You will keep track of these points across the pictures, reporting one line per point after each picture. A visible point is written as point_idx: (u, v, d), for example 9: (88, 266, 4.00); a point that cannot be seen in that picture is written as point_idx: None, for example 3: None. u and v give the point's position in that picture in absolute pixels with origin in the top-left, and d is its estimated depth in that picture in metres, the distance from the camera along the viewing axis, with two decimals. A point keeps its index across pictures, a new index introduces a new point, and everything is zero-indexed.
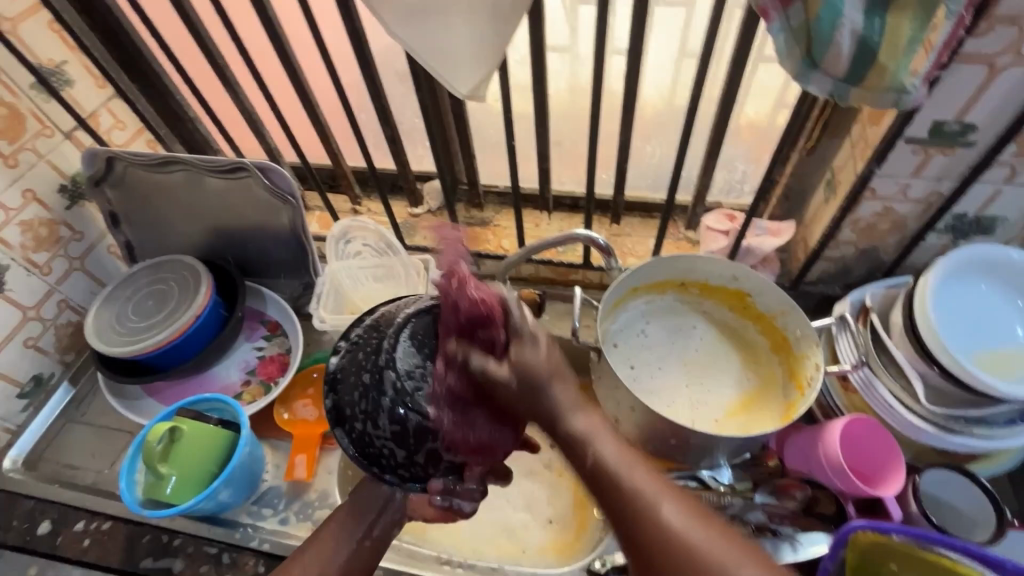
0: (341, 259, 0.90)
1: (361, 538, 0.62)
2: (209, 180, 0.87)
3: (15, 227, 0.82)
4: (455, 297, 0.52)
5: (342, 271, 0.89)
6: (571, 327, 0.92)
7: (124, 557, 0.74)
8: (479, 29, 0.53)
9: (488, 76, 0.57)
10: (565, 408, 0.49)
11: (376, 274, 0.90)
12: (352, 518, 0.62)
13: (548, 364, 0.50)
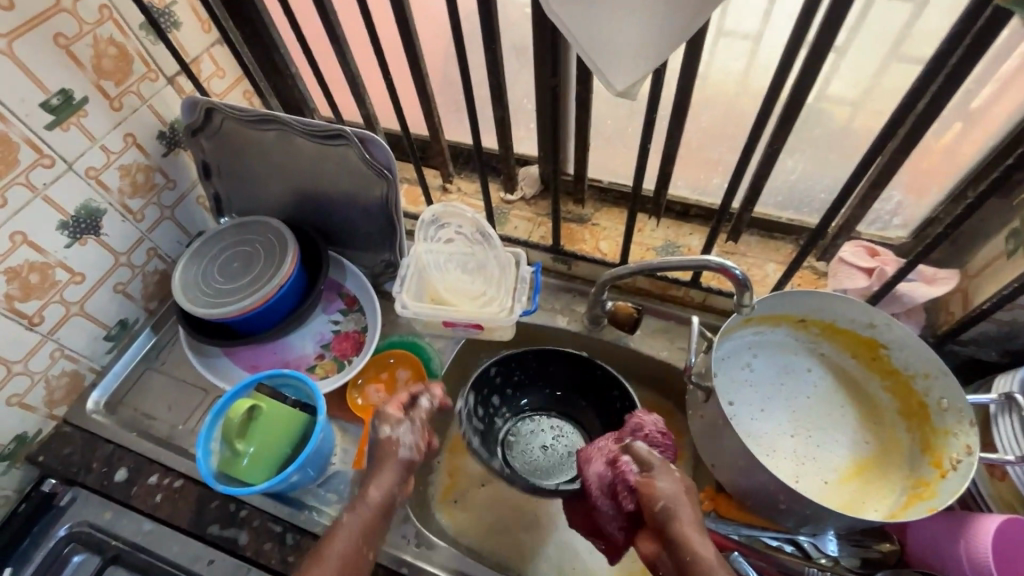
0: (431, 243, 0.85)
1: (365, 550, 0.59)
2: (306, 145, 0.83)
3: (115, 171, 0.81)
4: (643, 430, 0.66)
5: (430, 253, 0.84)
6: (665, 347, 0.84)
7: (193, 518, 0.74)
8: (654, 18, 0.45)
9: (649, 75, 0.48)
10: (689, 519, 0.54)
11: (466, 263, 0.85)
12: (356, 519, 0.60)
13: (682, 488, 0.56)
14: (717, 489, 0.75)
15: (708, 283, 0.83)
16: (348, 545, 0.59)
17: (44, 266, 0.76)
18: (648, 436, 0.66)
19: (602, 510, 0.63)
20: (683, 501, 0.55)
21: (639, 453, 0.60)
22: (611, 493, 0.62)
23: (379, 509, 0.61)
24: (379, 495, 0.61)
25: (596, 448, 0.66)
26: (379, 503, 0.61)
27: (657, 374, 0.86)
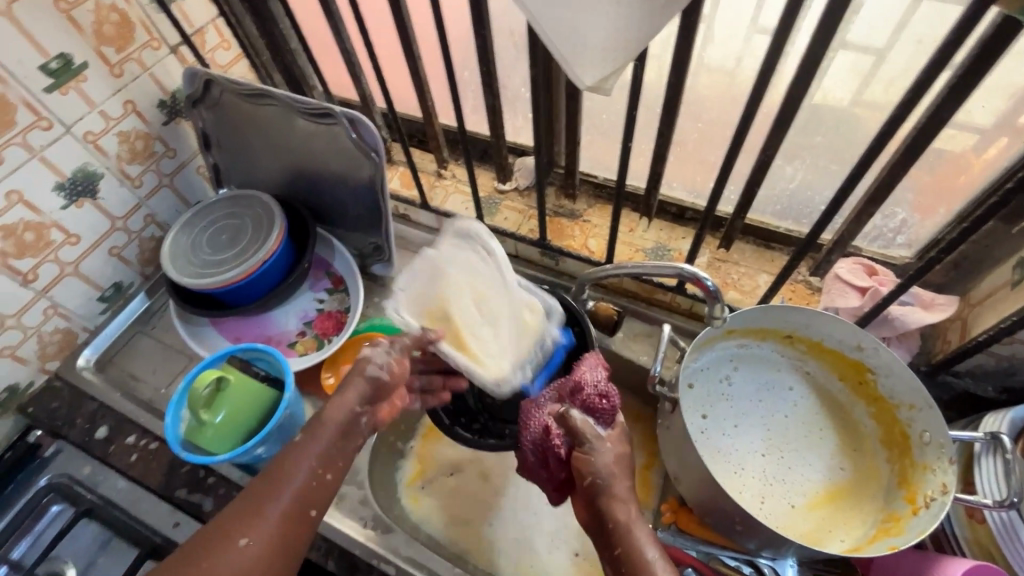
0: (459, 252, 0.71)
1: (323, 471, 0.57)
2: (299, 122, 0.83)
3: (113, 137, 0.83)
4: (583, 390, 0.61)
5: (453, 262, 0.70)
6: (645, 351, 0.82)
7: (163, 481, 0.76)
8: (625, 10, 0.42)
9: (622, 68, 0.46)
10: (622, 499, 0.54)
11: (489, 293, 0.69)
12: (308, 450, 0.57)
13: (614, 466, 0.56)
14: (682, 503, 0.74)
15: (695, 290, 0.81)
16: (307, 460, 0.57)
17: (39, 226, 0.78)
18: (585, 399, 0.60)
19: (533, 469, 0.64)
20: (615, 474, 0.55)
21: (573, 425, 0.58)
22: (544, 455, 0.62)
23: (340, 427, 0.59)
24: (338, 419, 0.59)
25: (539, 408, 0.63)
26: (342, 422, 0.59)
27: (635, 379, 0.84)
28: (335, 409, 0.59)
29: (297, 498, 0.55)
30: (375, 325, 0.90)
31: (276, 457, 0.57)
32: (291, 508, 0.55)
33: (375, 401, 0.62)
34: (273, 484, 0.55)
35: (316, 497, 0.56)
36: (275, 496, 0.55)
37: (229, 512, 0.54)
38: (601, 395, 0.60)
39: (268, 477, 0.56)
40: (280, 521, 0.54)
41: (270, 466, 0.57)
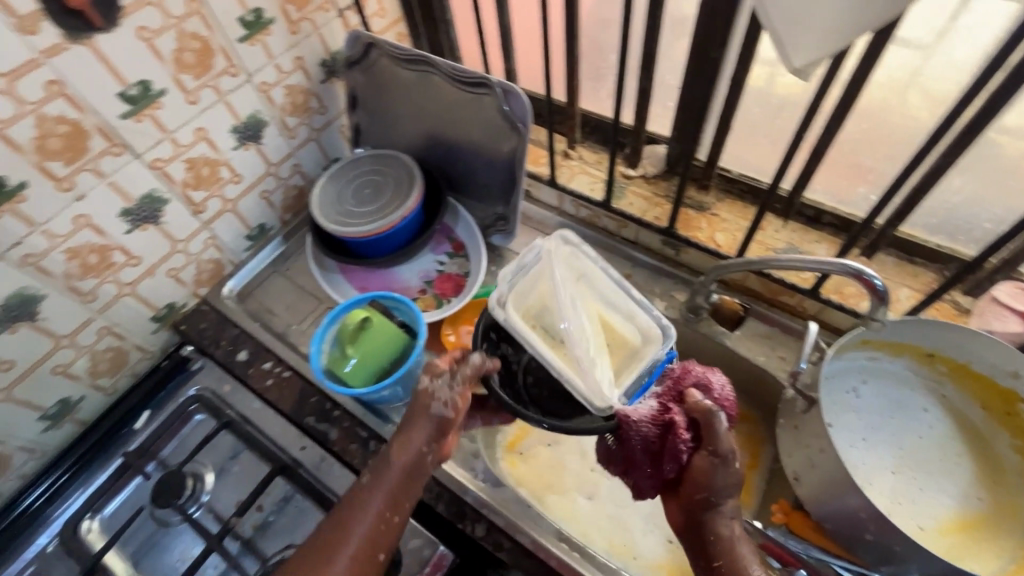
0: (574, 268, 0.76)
1: (389, 513, 0.61)
2: (449, 91, 0.87)
3: (281, 89, 0.90)
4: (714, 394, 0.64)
5: (564, 266, 0.76)
6: (765, 351, 0.81)
7: (294, 407, 0.83)
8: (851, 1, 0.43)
9: (824, 58, 0.47)
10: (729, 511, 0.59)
11: (597, 309, 0.74)
12: (385, 479, 0.62)
13: (733, 479, 0.59)
14: (793, 506, 0.73)
15: (829, 296, 0.78)
16: (372, 508, 0.61)
17: (215, 162, 0.86)
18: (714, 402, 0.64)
19: (638, 459, 0.63)
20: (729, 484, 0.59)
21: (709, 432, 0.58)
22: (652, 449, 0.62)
23: (403, 473, 0.63)
24: (399, 468, 0.62)
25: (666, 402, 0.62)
26: (405, 469, 0.63)
27: (749, 379, 0.83)
28: (404, 445, 0.63)
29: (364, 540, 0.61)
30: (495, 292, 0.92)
31: (346, 500, 0.63)
32: (359, 551, 0.60)
33: (442, 438, 0.64)
34: (343, 528, 0.61)
35: (381, 542, 0.61)
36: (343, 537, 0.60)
37: (305, 548, 0.61)
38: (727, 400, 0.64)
39: (339, 520, 0.61)
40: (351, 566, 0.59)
41: (341, 508, 0.62)
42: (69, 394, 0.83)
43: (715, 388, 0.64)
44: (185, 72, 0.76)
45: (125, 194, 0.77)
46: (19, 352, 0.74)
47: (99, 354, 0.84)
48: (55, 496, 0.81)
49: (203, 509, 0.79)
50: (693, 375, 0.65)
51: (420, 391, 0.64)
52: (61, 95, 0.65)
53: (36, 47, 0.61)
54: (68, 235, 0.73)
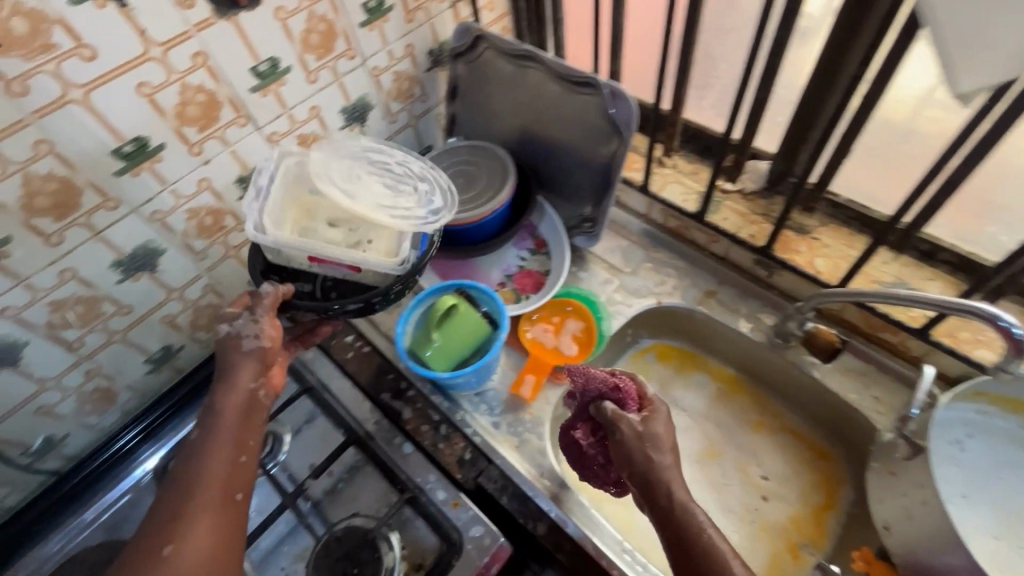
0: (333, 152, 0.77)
1: (235, 455, 0.60)
2: (553, 89, 0.87)
3: (390, 75, 0.93)
4: (593, 379, 0.67)
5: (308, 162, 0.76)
6: (857, 388, 0.77)
7: (372, 381, 0.87)
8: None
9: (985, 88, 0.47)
10: (673, 479, 0.60)
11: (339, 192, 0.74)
12: (221, 420, 0.61)
13: (667, 453, 0.61)
14: (875, 556, 0.69)
15: (939, 338, 0.73)
16: (211, 452, 0.58)
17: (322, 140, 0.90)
18: (606, 391, 0.66)
19: (594, 471, 0.68)
20: (669, 440, 0.62)
21: (608, 416, 0.63)
22: (597, 435, 0.66)
23: (239, 409, 0.62)
24: (237, 399, 0.62)
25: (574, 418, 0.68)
26: (240, 404, 0.62)
27: (829, 415, 0.82)
28: (243, 374, 0.63)
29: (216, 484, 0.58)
30: (574, 292, 0.91)
31: (147, 525, 0.56)
32: (218, 540, 0.55)
33: (268, 370, 0.65)
34: (193, 503, 0.56)
35: (218, 509, 0.56)
36: (211, 537, 0.55)
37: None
38: (614, 378, 0.66)
39: (194, 499, 0.56)
40: (205, 505, 0.56)
41: (164, 529, 0.54)
42: (172, 342, 0.90)
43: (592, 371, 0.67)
44: (309, 53, 0.79)
45: (242, 162, 0.81)
46: (138, 299, 0.81)
47: (200, 309, 0.90)
48: (149, 436, 0.90)
49: (279, 467, 0.81)
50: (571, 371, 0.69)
51: (225, 337, 0.65)
52: (204, 66, 0.70)
53: (190, 21, 0.66)
54: (191, 196, 0.78)
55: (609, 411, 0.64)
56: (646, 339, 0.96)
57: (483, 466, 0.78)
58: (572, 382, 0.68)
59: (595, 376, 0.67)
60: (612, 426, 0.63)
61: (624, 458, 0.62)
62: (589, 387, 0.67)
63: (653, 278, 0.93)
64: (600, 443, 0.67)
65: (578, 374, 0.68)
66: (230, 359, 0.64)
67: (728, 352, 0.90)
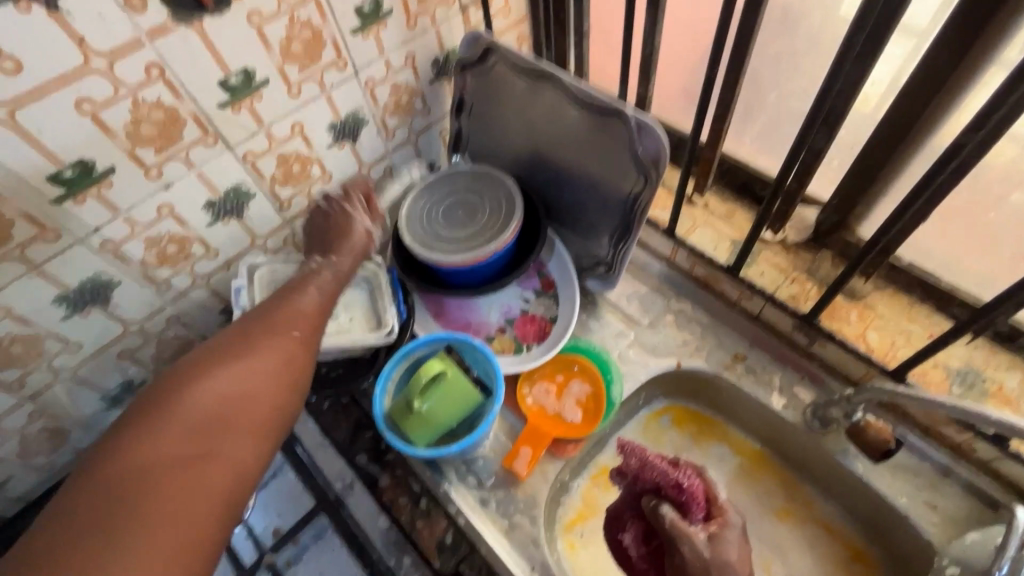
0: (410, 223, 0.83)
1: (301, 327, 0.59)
2: (572, 114, 0.75)
3: (387, 87, 0.81)
4: (652, 470, 0.55)
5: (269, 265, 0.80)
6: (910, 494, 0.66)
7: (347, 437, 0.76)
8: None
9: None
10: None
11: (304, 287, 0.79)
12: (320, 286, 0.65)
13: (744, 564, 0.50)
14: None
15: (1018, 447, 0.60)
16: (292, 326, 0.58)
17: (306, 159, 0.79)
18: (667, 490, 0.54)
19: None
20: (743, 567, 0.50)
21: (662, 524, 0.52)
22: (651, 543, 0.57)
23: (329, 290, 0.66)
24: (306, 310, 0.61)
25: (625, 511, 0.59)
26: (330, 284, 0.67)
27: (869, 513, 0.70)
28: (355, 236, 0.71)
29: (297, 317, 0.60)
30: (585, 347, 0.81)
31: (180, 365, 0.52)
32: (241, 429, 0.50)
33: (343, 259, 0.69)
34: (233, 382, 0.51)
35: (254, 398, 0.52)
36: (240, 416, 0.50)
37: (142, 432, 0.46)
38: (682, 477, 0.53)
39: (246, 369, 0.52)
40: (279, 340, 0.56)
41: (194, 378, 0.50)
42: (132, 378, 0.81)
43: (653, 460, 0.55)
44: (291, 63, 0.68)
45: (211, 186, 0.71)
46: (89, 335, 0.72)
47: (165, 341, 0.81)
48: None
49: (242, 526, 0.74)
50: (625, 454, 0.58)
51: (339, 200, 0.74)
52: (161, 79, 0.59)
53: (141, 27, 0.55)
54: (150, 224, 0.68)
55: (665, 517, 0.52)
56: (661, 400, 0.84)
57: (466, 551, 0.67)
58: (625, 462, 0.57)
59: (654, 463, 0.55)
60: (670, 541, 0.52)
61: None
62: (644, 479, 0.56)
63: (676, 335, 0.81)
64: (652, 553, 0.57)
65: (634, 459, 0.56)
66: (337, 226, 0.72)
67: (754, 425, 0.79)
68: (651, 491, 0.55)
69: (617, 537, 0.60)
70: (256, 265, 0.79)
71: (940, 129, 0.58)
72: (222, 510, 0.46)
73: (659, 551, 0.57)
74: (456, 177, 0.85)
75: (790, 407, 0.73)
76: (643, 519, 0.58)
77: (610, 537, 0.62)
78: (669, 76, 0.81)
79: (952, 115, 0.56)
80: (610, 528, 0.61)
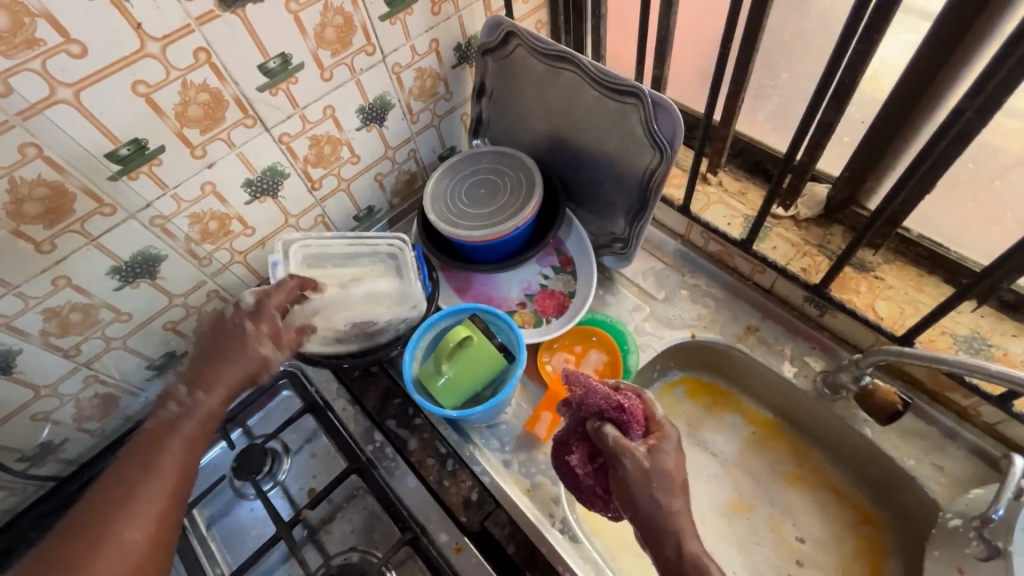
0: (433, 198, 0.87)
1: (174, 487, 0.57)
2: (589, 94, 0.79)
3: (412, 72, 0.85)
4: (593, 396, 0.59)
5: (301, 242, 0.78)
6: (917, 455, 0.68)
7: (377, 405, 0.80)
8: None
9: None
10: (688, 531, 0.53)
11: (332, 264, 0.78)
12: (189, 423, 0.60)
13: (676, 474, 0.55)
14: None
15: (1020, 408, 0.63)
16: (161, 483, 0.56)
17: (337, 142, 0.83)
18: (607, 412, 0.58)
19: (589, 497, 0.62)
20: (679, 474, 0.56)
21: (606, 442, 0.57)
22: (594, 462, 0.60)
23: (199, 427, 0.61)
24: (166, 474, 0.57)
25: (570, 437, 0.63)
26: (198, 426, 0.61)
27: (882, 477, 0.73)
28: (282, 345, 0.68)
29: (171, 481, 0.57)
30: (602, 320, 0.84)
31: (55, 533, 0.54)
32: None
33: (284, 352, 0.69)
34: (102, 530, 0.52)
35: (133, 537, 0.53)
36: None
37: None
38: (621, 399, 0.58)
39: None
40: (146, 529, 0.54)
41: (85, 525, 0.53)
42: (175, 349, 0.86)
43: (595, 388, 0.60)
44: (324, 48, 0.73)
45: (250, 165, 0.76)
46: (139, 306, 0.77)
47: (205, 314, 0.86)
48: None
49: (277, 488, 0.78)
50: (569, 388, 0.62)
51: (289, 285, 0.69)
52: (207, 63, 0.64)
53: (191, 14, 0.60)
54: (194, 201, 0.73)
55: (607, 435, 0.57)
56: (675, 372, 0.88)
57: (491, 508, 0.71)
58: (570, 392, 0.62)
59: (598, 391, 0.59)
60: (614, 457, 0.56)
61: (625, 494, 0.55)
62: (586, 406, 0.60)
63: (691, 309, 0.84)
64: (597, 472, 0.61)
65: (579, 389, 0.61)
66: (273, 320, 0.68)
67: (767, 395, 0.82)
68: (594, 417, 0.59)
69: (565, 464, 0.64)
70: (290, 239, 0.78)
71: (947, 101, 0.60)
72: None
73: (603, 469, 0.60)
74: (479, 156, 0.89)
75: (803, 375, 0.76)
76: (588, 443, 0.61)
77: (558, 462, 0.65)
78: (684, 57, 0.83)
79: (958, 88, 0.59)
80: (557, 458, 0.65)
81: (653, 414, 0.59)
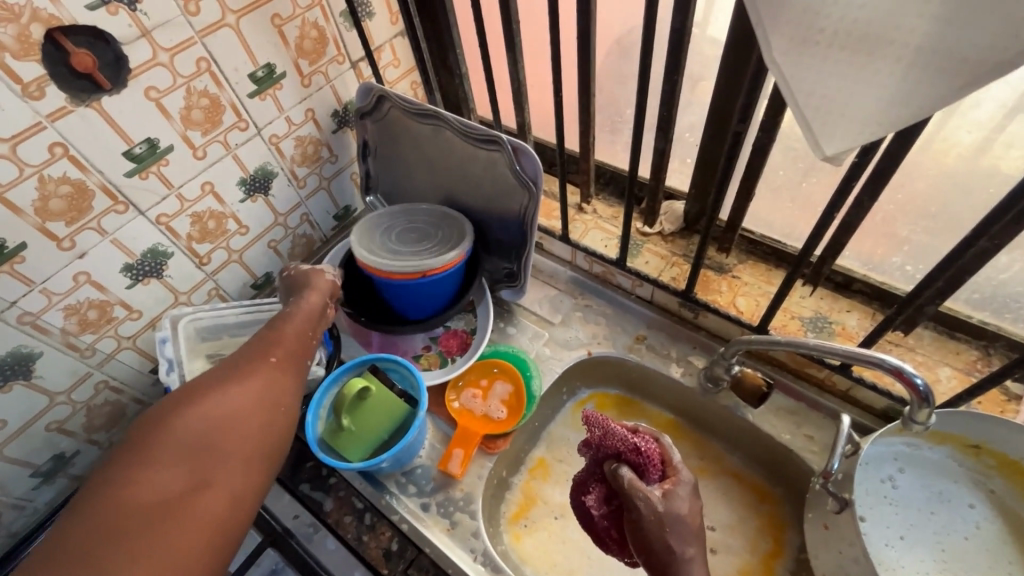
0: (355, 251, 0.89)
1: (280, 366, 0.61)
2: (460, 145, 0.85)
3: (291, 140, 0.89)
4: (612, 439, 0.58)
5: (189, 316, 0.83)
6: (790, 428, 0.76)
7: (289, 471, 0.78)
8: (884, 79, 0.38)
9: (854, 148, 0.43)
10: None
11: (228, 332, 0.86)
12: (294, 316, 0.68)
13: (689, 517, 0.54)
14: None
15: (860, 373, 0.72)
16: (253, 385, 0.56)
17: (220, 216, 0.84)
18: (627, 454, 0.57)
19: (604, 541, 0.60)
20: (693, 521, 0.54)
21: (621, 484, 0.55)
22: (611, 504, 0.59)
23: (294, 337, 0.65)
24: (281, 354, 0.62)
25: (588, 476, 0.62)
26: (293, 333, 0.66)
27: (769, 456, 0.80)
28: (313, 296, 0.72)
29: (281, 352, 0.62)
30: (503, 352, 0.89)
31: (131, 435, 0.51)
32: (228, 464, 0.50)
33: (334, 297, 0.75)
34: (202, 457, 0.49)
35: (229, 484, 0.49)
36: (224, 453, 0.50)
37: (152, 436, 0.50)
38: (641, 444, 0.56)
39: (226, 409, 0.53)
40: (264, 381, 0.57)
41: (178, 409, 0.51)
42: (63, 450, 0.81)
43: (612, 431, 0.59)
44: (193, 129, 0.75)
45: (127, 250, 0.75)
46: (15, 411, 0.73)
47: (95, 408, 0.82)
48: None
49: None
50: (589, 431, 0.61)
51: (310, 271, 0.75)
52: (65, 156, 0.64)
53: (41, 112, 0.61)
54: (68, 293, 0.71)
55: (624, 478, 0.56)
56: (583, 390, 0.93)
57: (413, 555, 0.71)
58: (589, 433, 0.61)
59: (615, 433, 0.58)
60: (628, 498, 0.54)
61: (639, 538, 0.53)
62: (604, 447, 0.59)
63: (584, 329, 0.90)
64: (614, 513, 0.59)
65: (599, 429, 0.60)
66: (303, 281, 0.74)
67: (666, 397, 0.88)
68: (614, 458, 0.58)
69: (579, 501, 0.62)
70: (178, 316, 0.82)
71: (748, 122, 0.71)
72: (210, 543, 0.46)
73: (619, 512, 0.59)
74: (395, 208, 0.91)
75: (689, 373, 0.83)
76: (606, 485, 0.60)
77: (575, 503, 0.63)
78: (543, 104, 0.92)
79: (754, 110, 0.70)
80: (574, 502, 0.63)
81: (670, 460, 0.57)
